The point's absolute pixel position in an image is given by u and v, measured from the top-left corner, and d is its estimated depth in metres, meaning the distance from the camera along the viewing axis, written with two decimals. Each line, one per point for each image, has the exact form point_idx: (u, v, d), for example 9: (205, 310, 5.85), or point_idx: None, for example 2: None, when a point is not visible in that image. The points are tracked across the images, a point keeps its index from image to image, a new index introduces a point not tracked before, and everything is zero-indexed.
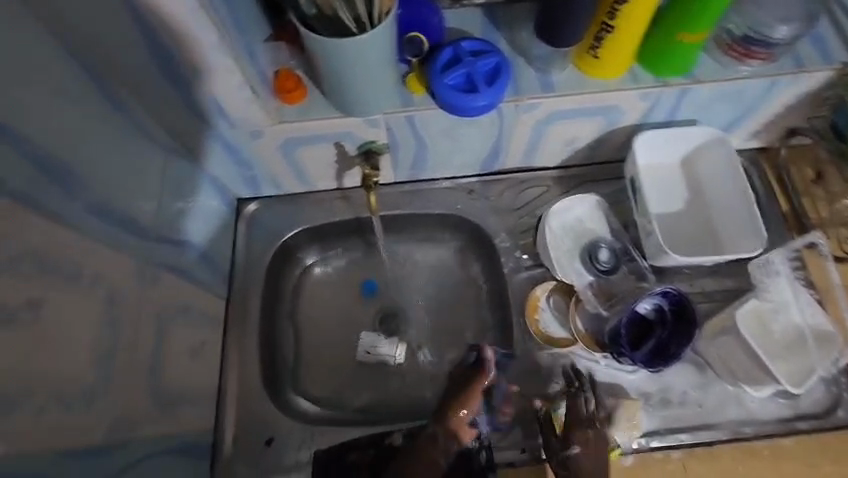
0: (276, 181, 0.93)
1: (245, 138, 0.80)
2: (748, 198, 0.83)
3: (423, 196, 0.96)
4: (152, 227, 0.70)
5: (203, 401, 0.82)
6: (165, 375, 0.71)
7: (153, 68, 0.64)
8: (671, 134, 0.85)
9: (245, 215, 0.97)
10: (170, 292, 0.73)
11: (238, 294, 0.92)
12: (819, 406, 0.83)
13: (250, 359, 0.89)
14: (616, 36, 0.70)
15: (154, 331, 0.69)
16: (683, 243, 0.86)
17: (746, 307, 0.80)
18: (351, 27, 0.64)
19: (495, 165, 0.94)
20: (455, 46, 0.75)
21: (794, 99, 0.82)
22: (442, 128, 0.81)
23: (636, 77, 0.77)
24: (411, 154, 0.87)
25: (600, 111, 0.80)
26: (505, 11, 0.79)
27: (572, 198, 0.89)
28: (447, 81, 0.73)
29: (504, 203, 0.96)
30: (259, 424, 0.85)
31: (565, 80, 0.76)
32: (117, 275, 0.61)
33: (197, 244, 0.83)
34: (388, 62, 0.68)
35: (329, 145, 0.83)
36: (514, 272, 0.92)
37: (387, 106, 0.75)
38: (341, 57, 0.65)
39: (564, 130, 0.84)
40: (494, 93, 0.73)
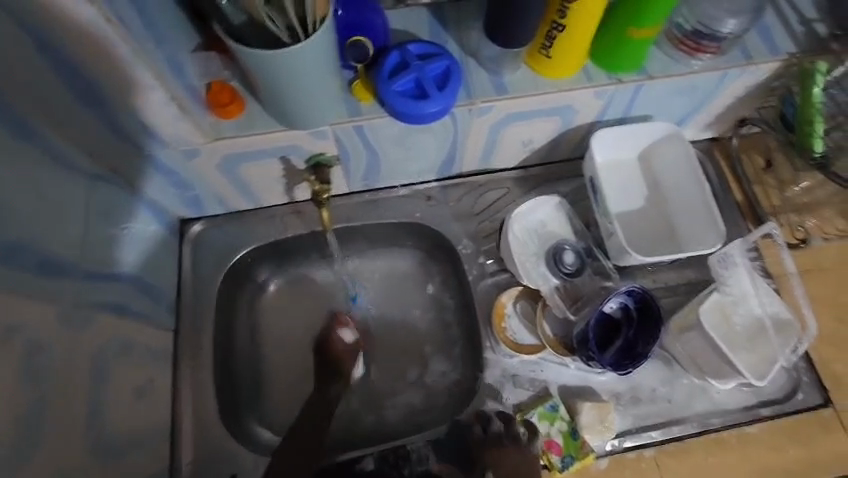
0: (221, 199, 0.87)
1: (180, 158, 0.73)
2: (706, 191, 0.83)
3: (381, 206, 0.92)
4: (77, 264, 0.63)
5: (155, 443, 0.76)
6: (106, 424, 0.64)
7: (61, 88, 0.56)
8: (627, 130, 0.83)
9: (190, 236, 0.91)
10: (105, 333, 0.67)
11: (188, 323, 0.86)
12: (780, 391, 0.85)
13: (205, 391, 0.83)
14: (567, 35, 0.68)
15: (88, 378, 0.62)
16: (645, 240, 0.86)
17: (709, 302, 0.80)
18: (284, 36, 0.58)
19: (453, 169, 0.91)
20: (401, 49, 0.70)
21: (744, 90, 0.82)
22: (394, 136, 0.77)
23: (590, 75, 0.75)
24: (365, 164, 0.83)
25: (555, 111, 0.78)
26: (453, 11, 0.75)
27: (534, 201, 0.87)
28: (395, 88, 0.68)
29: (464, 208, 0.93)
30: (219, 461, 0.80)
31: (519, 82, 0.74)
32: (35, 325, 0.54)
33: (135, 275, 0.76)
34: (330, 70, 0.64)
35: (274, 160, 0.77)
36: (478, 279, 0.89)
37: (332, 117, 0.70)
38: (277, 67, 0.60)
39: (521, 132, 0.82)
40: (445, 98, 0.68)
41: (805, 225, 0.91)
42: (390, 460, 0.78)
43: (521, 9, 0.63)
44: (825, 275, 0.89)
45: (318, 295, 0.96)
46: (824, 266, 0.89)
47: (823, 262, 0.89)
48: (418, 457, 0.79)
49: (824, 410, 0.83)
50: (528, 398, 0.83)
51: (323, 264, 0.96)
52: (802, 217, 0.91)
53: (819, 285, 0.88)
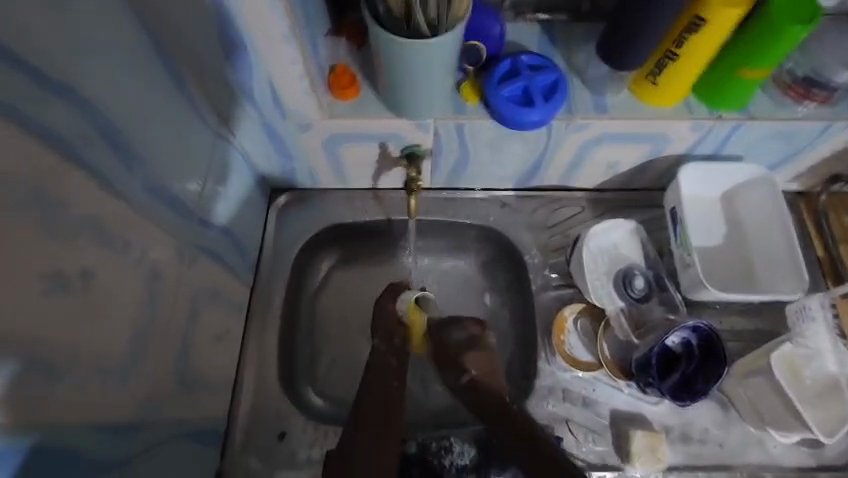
0: (313, 175, 0.93)
1: (292, 130, 0.79)
2: (792, 239, 0.82)
3: (457, 205, 0.96)
4: (196, 209, 0.70)
5: (222, 387, 0.81)
6: (192, 358, 0.70)
7: (215, 50, 0.63)
8: (716, 168, 0.84)
9: (277, 205, 0.97)
10: (204, 276, 0.73)
11: (264, 283, 0.92)
12: (841, 457, 0.82)
13: (269, 349, 0.88)
14: (679, 65, 0.69)
15: (187, 312, 0.68)
16: (720, 278, 0.85)
17: (780, 352, 0.78)
18: (422, 29, 0.63)
19: (533, 181, 0.94)
20: (514, 58, 0.74)
21: (844, 145, 0.82)
22: (489, 139, 0.81)
23: (690, 107, 0.76)
24: (454, 161, 0.87)
25: (648, 137, 0.80)
26: (563, 29, 0.78)
27: (610, 222, 0.88)
28: (503, 93, 0.72)
29: (537, 220, 0.95)
30: (273, 417, 0.84)
31: (620, 104, 0.76)
32: (160, 253, 0.61)
33: (232, 232, 0.83)
34: (448, 68, 0.68)
35: (372, 144, 0.83)
36: (541, 290, 0.91)
37: (438, 112, 0.75)
38: (404, 58, 0.65)
39: (608, 153, 0.84)
40: (548, 109, 0.72)
41: None
42: (433, 448, 0.81)
43: (639, 39, 0.66)
44: None
45: (385, 280, 1.01)
46: None
47: None
48: (460, 450, 0.81)
49: None
50: (577, 413, 0.84)
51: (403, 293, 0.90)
52: None
53: None
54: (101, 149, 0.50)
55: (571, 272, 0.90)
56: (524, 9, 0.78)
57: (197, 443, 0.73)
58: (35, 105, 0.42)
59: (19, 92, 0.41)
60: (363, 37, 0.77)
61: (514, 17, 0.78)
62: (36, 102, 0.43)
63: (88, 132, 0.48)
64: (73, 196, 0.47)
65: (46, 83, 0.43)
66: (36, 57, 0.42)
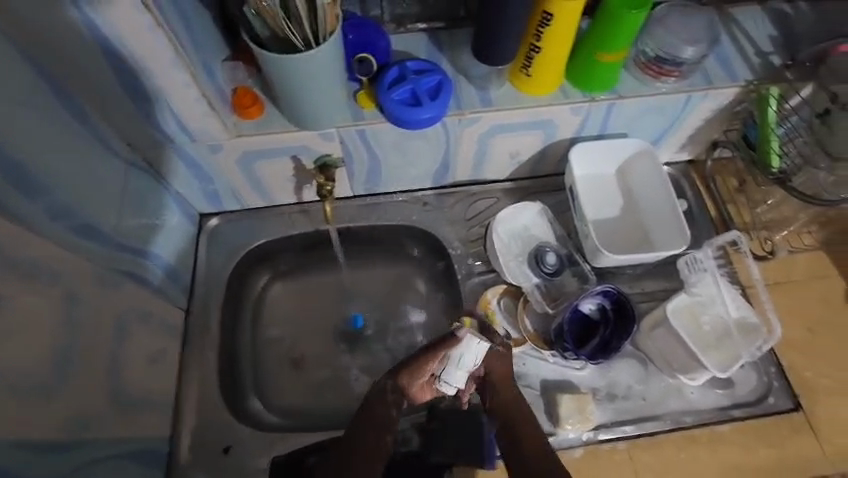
0: (236, 195, 0.97)
1: (205, 152, 0.84)
2: (673, 202, 0.90)
3: (381, 209, 1.02)
4: (114, 235, 0.72)
5: (161, 408, 0.82)
6: (123, 379, 0.72)
7: (114, 83, 0.68)
8: (603, 146, 0.92)
9: (207, 229, 1.00)
10: (129, 299, 0.75)
11: (199, 305, 0.94)
12: (752, 394, 0.88)
13: (209, 368, 0.90)
14: (543, 56, 0.77)
15: (112, 335, 0.70)
16: (620, 245, 0.93)
17: (678, 300, 0.86)
18: (299, 43, 0.69)
19: (447, 178, 1.01)
20: (401, 65, 0.80)
21: (710, 113, 0.91)
22: (393, 142, 0.87)
23: (566, 93, 0.84)
24: (366, 167, 0.93)
25: (536, 125, 0.88)
26: (446, 35, 0.86)
27: (518, 206, 0.95)
28: (394, 96, 0.79)
29: (456, 214, 1.02)
30: (217, 433, 0.86)
31: (503, 96, 0.83)
32: (75, 277, 0.63)
33: (158, 254, 0.85)
34: (336, 76, 0.74)
35: (285, 159, 0.88)
36: (466, 278, 0.97)
37: (338, 121, 0.81)
38: (291, 71, 0.70)
39: (506, 143, 0.92)
40: (437, 106, 0.78)
41: (773, 238, 0.98)
42: None
43: (500, 36, 0.74)
44: (795, 287, 0.95)
45: (322, 290, 1.05)
46: (793, 278, 0.95)
47: (791, 274, 0.96)
48: (402, 438, 0.84)
49: (795, 414, 0.87)
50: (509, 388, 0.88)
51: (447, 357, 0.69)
52: (770, 232, 0.98)
53: (788, 297, 0.94)
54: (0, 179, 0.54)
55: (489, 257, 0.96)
56: (406, 21, 0.85)
57: (136, 464, 0.74)
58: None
59: None
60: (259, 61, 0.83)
61: (396, 29, 0.85)
62: None
63: None
64: None
65: None
66: None
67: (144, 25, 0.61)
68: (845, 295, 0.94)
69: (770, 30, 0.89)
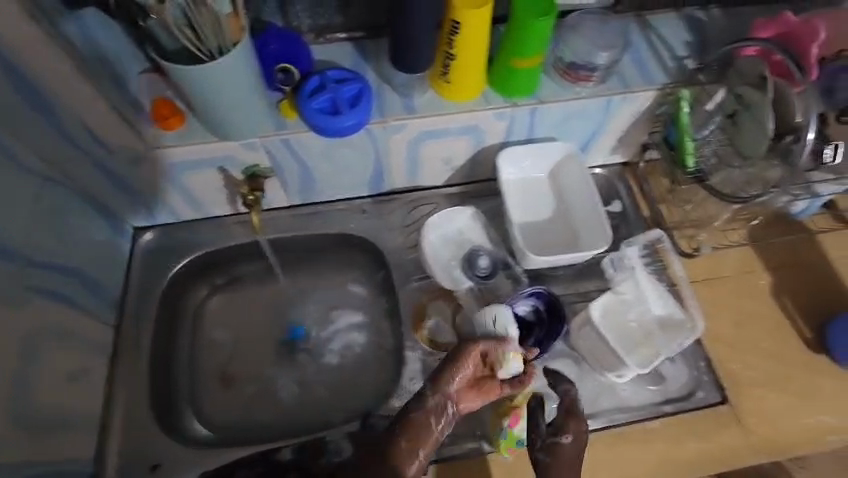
0: (170, 208, 0.96)
1: (128, 164, 0.83)
2: (597, 205, 0.93)
3: (318, 218, 1.01)
4: (27, 252, 0.71)
5: (83, 428, 0.80)
6: (37, 400, 0.71)
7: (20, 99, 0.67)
8: (531, 150, 0.94)
9: (141, 243, 0.98)
10: (44, 317, 0.74)
11: (130, 320, 0.93)
12: (683, 389, 0.90)
13: (139, 385, 0.88)
14: (458, 62, 0.78)
15: (21, 355, 0.68)
16: (552, 247, 0.95)
17: (602, 298, 0.90)
18: (204, 55, 0.69)
19: (384, 185, 1.01)
20: (321, 75, 0.81)
21: (633, 116, 0.94)
22: (320, 150, 0.87)
23: (488, 99, 0.86)
24: (297, 176, 0.92)
25: (463, 131, 0.89)
26: (371, 44, 0.87)
27: (450, 211, 0.96)
28: (314, 105, 0.79)
29: (394, 221, 1.02)
30: (146, 451, 0.84)
31: (426, 102, 0.84)
32: None
33: (82, 270, 0.84)
34: (249, 87, 0.74)
35: (213, 170, 0.87)
36: (403, 284, 0.97)
37: (261, 130, 0.81)
38: (201, 83, 0.71)
39: (436, 149, 0.93)
40: (357, 114, 0.79)
41: (697, 237, 1.00)
42: (309, 450, 0.83)
43: (412, 42, 0.75)
44: (723, 283, 0.97)
45: (262, 301, 1.04)
46: (721, 274, 0.98)
47: (720, 270, 0.99)
48: (334, 448, 0.84)
49: (723, 407, 0.89)
50: None
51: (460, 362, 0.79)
52: (699, 230, 1.01)
53: (716, 293, 0.97)
54: None
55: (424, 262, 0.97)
56: (331, 32, 0.86)
57: None
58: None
59: None
60: None
61: (316, 38, 0.86)
62: None
63: None
64: None
65: None
66: None
67: None
68: (770, 289, 0.97)
69: (685, 36, 0.93)
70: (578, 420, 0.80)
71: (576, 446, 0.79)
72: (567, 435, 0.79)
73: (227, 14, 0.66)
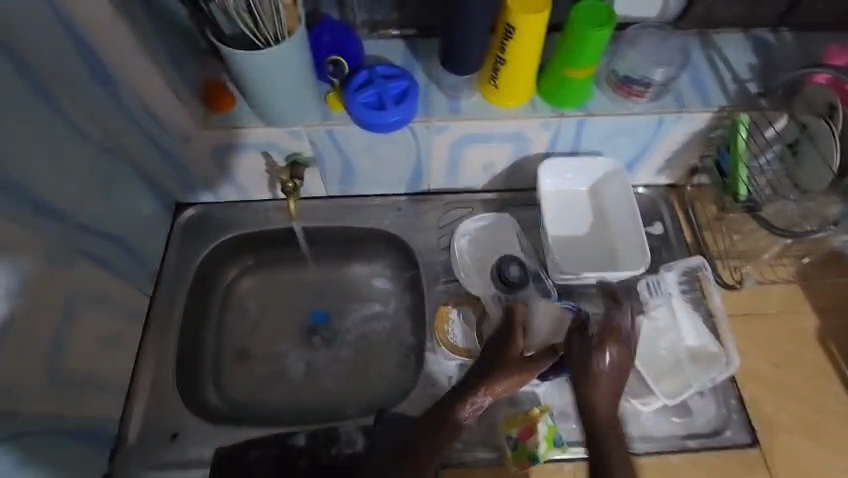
0: (213, 187, 0.99)
1: (178, 142, 0.86)
2: (640, 226, 0.91)
3: (354, 211, 1.02)
4: (77, 217, 0.74)
5: (112, 390, 0.84)
6: (73, 358, 0.74)
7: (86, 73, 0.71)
8: (575, 163, 0.92)
9: (182, 220, 1.02)
10: (86, 281, 0.77)
11: (165, 292, 0.96)
12: (710, 426, 0.86)
13: (167, 355, 0.91)
14: (509, 68, 0.77)
15: (62, 314, 0.72)
16: (587, 264, 0.92)
17: (635, 325, 0.88)
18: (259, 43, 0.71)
19: (422, 185, 1.02)
20: (370, 69, 0.81)
21: (685, 138, 0.90)
22: (362, 144, 0.88)
23: (535, 107, 0.84)
24: (338, 168, 0.94)
25: (506, 137, 0.88)
26: (424, 44, 0.87)
27: (486, 217, 0.96)
28: (360, 98, 0.79)
29: (428, 221, 1.02)
30: (167, 420, 0.87)
31: (471, 105, 0.84)
32: (26, 253, 0.65)
33: (126, 239, 0.87)
34: (300, 76, 0.75)
35: (257, 154, 0.89)
36: (431, 285, 0.97)
37: (307, 120, 0.82)
38: (253, 69, 0.72)
39: (477, 153, 0.92)
40: (402, 111, 0.79)
41: (742, 268, 0.96)
42: (321, 438, 0.84)
43: (466, 43, 0.75)
44: (764, 319, 0.93)
45: (291, 287, 1.06)
46: (763, 310, 0.93)
47: (762, 306, 0.94)
48: (346, 439, 0.84)
49: (752, 449, 0.84)
50: None
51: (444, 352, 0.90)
52: (744, 262, 0.96)
53: (755, 329, 0.92)
54: None
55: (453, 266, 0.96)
56: (384, 28, 0.86)
57: (76, 443, 0.75)
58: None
59: None
60: None
61: (369, 33, 0.87)
62: None
63: None
64: None
65: None
66: None
67: None
68: (815, 332, 0.92)
69: (750, 58, 0.88)
70: (619, 343, 0.78)
71: (614, 368, 0.77)
72: (607, 353, 0.77)
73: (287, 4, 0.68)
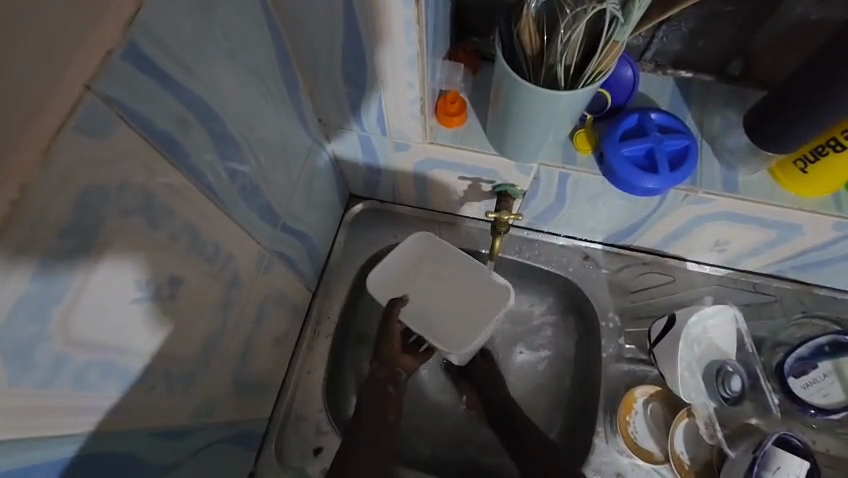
0: (396, 191, 0.89)
1: (388, 146, 0.75)
2: (715, 340, 0.80)
3: (538, 247, 0.89)
4: (281, 215, 0.68)
5: (269, 391, 0.80)
6: (249, 363, 0.70)
7: (337, 68, 0.62)
8: (834, 269, 0.77)
9: (352, 213, 0.94)
10: (274, 281, 0.71)
11: (326, 290, 0.90)
12: None
13: (320, 360, 0.86)
14: (842, 156, 0.59)
15: (251, 320, 0.67)
16: (822, 393, 0.77)
17: None
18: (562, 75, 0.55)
19: (624, 239, 0.85)
20: (643, 114, 0.66)
21: None
22: (590, 193, 0.74)
23: (839, 202, 0.66)
24: (545, 206, 0.81)
25: (776, 226, 0.71)
26: (702, 88, 0.70)
27: (717, 308, 0.78)
28: (624, 151, 0.65)
29: (620, 281, 0.87)
30: (310, 431, 0.83)
31: (752, 183, 0.67)
32: (241, 260, 0.60)
33: (309, 236, 0.81)
34: (571, 117, 0.60)
35: (466, 175, 0.78)
36: (613, 359, 0.83)
37: (545, 157, 0.69)
38: (525, 104, 0.58)
39: (720, 232, 0.75)
40: (671, 179, 0.64)
41: None
42: None
43: (807, 118, 0.57)
44: None
45: None
46: None
47: None
48: None
49: None
50: None
51: (604, 448, 0.79)
52: None
53: None
54: (210, 157, 0.49)
55: (659, 357, 0.79)
56: (664, 62, 0.70)
57: (237, 446, 0.73)
58: (153, 107, 0.40)
59: (142, 93, 0.39)
60: (476, 62, 0.72)
61: (652, 69, 0.71)
62: (159, 105, 0.41)
63: (203, 142, 0.47)
64: (181, 204, 0.46)
65: (167, 87, 0.41)
66: (166, 59, 0.40)
67: (403, 20, 0.51)
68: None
69: None
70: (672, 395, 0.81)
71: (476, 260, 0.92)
72: (655, 369, 0.82)
73: (626, 41, 0.50)
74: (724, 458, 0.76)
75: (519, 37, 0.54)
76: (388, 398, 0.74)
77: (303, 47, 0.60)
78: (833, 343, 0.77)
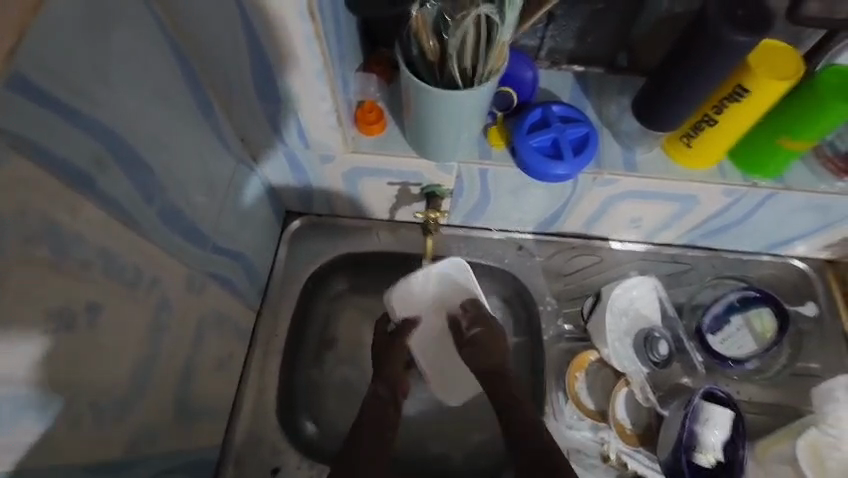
0: (331, 203, 0.91)
1: (315, 160, 0.77)
2: (640, 309, 0.86)
3: (473, 243, 0.93)
4: (211, 236, 0.68)
5: (219, 415, 0.79)
6: (191, 388, 0.69)
7: (250, 86, 0.63)
8: (733, 233, 0.86)
9: (290, 229, 0.94)
10: (210, 303, 0.71)
11: (270, 308, 0.89)
12: None
13: (270, 379, 0.86)
14: (716, 130, 0.66)
15: (190, 343, 0.67)
16: (738, 346, 0.84)
17: (805, 439, 0.75)
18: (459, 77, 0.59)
19: (551, 226, 0.91)
20: (546, 108, 0.72)
21: None
22: (511, 186, 0.79)
23: (724, 172, 0.73)
24: (473, 203, 0.85)
25: (676, 198, 0.78)
26: (597, 80, 0.76)
27: (637, 279, 0.84)
28: (532, 143, 0.70)
29: (553, 266, 0.92)
30: (266, 453, 0.82)
31: (650, 161, 0.73)
32: (170, 284, 0.60)
33: (245, 255, 0.81)
34: (477, 114, 0.64)
35: (395, 180, 0.80)
36: (553, 340, 0.88)
37: (463, 155, 0.73)
38: (432, 106, 0.61)
39: (631, 209, 0.82)
40: (577, 164, 0.70)
41: None
42: None
43: (678, 99, 0.64)
44: None
45: None
46: None
47: None
48: None
49: None
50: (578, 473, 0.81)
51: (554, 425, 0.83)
52: None
53: None
54: (121, 181, 0.49)
55: (593, 332, 0.84)
56: (561, 59, 0.76)
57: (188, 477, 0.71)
58: (48, 133, 0.40)
59: (30, 121, 0.39)
60: (392, 72, 0.75)
61: (550, 66, 0.77)
62: (56, 134, 0.41)
63: (114, 169, 0.48)
64: (90, 231, 0.46)
65: (63, 114, 0.42)
66: (58, 87, 0.41)
67: (303, 36, 0.54)
68: None
69: None
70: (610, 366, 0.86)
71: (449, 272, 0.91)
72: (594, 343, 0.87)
73: (508, 38, 0.55)
74: (660, 417, 0.82)
75: (416, 47, 0.58)
76: (389, 414, 0.74)
77: (213, 68, 0.62)
78: (743, 298, 0.85)
